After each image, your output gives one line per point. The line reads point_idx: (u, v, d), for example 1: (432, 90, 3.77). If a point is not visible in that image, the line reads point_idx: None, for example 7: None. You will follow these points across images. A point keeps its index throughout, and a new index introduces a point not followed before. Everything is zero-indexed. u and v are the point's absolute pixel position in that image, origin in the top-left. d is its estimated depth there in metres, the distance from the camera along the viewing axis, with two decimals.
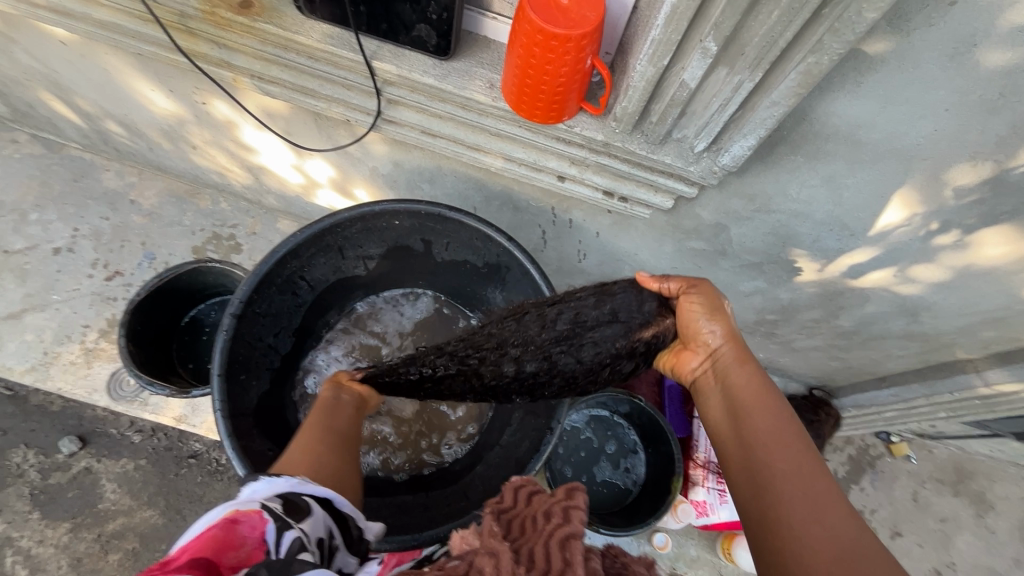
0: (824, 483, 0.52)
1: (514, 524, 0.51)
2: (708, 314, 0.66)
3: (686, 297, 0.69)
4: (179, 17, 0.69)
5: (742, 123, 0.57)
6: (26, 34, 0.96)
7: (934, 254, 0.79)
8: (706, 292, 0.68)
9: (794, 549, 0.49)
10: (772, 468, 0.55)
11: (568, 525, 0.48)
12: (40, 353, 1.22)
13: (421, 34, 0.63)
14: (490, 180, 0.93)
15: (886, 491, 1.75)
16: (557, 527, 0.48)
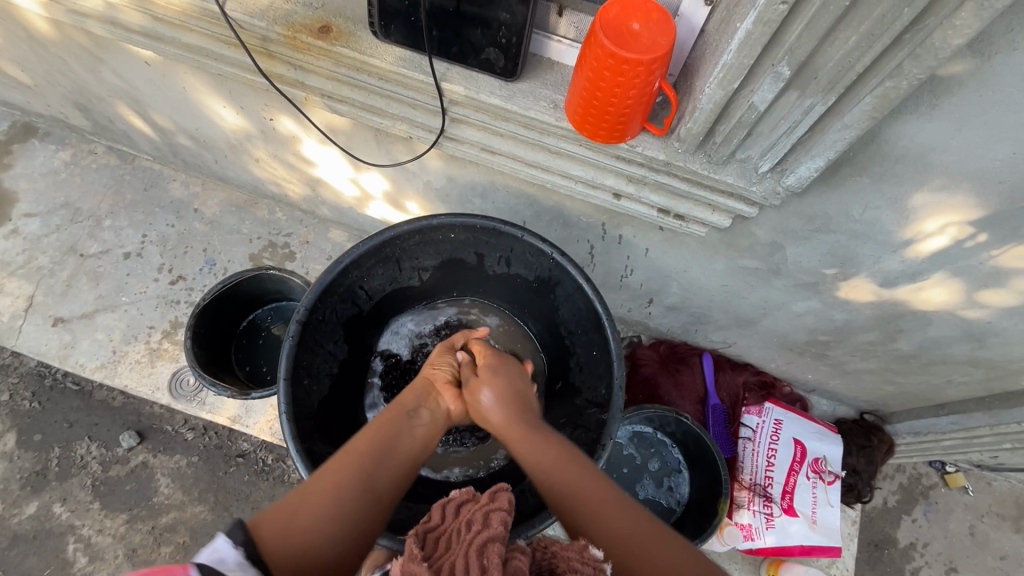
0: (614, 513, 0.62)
1: (439, 541, 0.56)
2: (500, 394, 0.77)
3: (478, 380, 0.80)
4: (261, 41, 0.72)
5: (810, 146, 0.57)
6: (112, 54, 1.02)
7: (1005, 279, 0.75)
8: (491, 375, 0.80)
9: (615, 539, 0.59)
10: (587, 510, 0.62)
11: (489, 529, 0.55)
12: (109, 352, 1.30)
13: (489, 57, 0.66)
14: (543, 196, 0.95)
15: (940, 524, 1.66)
16: (480, 535, 0.54)
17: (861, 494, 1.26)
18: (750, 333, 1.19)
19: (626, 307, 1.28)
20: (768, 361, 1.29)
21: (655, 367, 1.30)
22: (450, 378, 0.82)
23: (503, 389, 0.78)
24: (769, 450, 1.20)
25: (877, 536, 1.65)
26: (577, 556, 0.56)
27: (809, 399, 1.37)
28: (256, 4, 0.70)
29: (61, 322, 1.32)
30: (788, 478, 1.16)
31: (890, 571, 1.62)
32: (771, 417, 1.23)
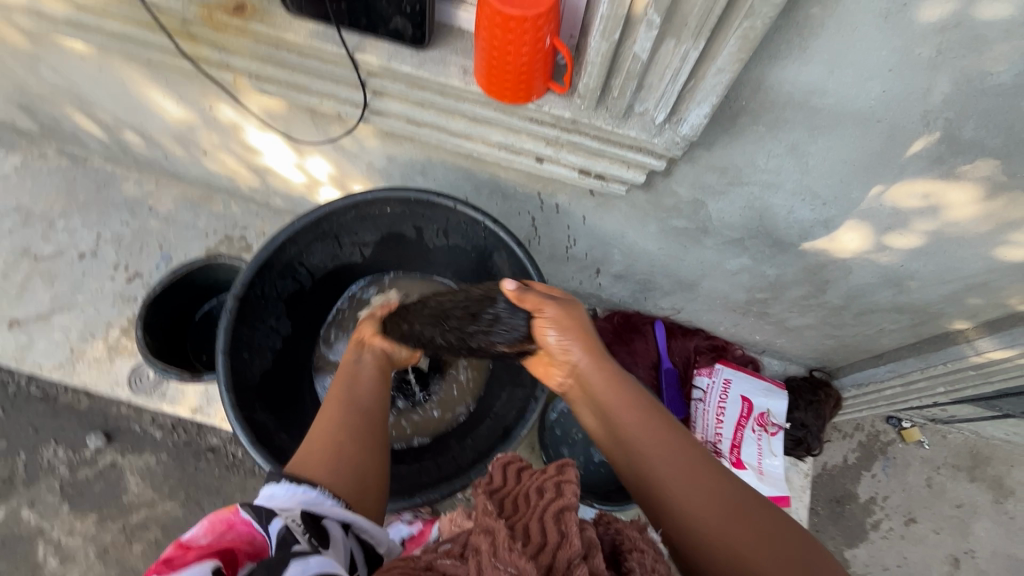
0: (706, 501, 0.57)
1: (509, 502, 0.60)
2: (575, 339, 0.69)
3: (541, 320, 0.70)
4: (181, 23, 0.74)
5: (695, 93, 0.61)
6: (48, 50, 1.03)
7: (906, 220, 0.80)
8: (565, 310, 0.72)
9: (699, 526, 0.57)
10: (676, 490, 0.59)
11: (563, 497, 0.55)
12: (67, 351, 1.30)
13: (398, 26, 0.68)
14: (478, 168, 0.98)
15: (898, 477, 1.72)
16: (556, 501, 0.55)
17: (809, 448, 1.30)
18: (694, 297, 1.23)
19: (577, 279, 1.31)
20: (717, 324, 1.33)
21: (611, 337, 1.33)
22: (375, 330, 0.86)
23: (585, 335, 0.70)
24: (718, 408, 1.24)
25: (839, 493, 1.70)
26: (639, 535, 0.57)
27: (760, 360, 1.41)
28: None
29: (17, 324, 1.32)
30: (736, 432, 1.20)
31: (852, 525, 1.67)
32: (721, 377, 1.27)
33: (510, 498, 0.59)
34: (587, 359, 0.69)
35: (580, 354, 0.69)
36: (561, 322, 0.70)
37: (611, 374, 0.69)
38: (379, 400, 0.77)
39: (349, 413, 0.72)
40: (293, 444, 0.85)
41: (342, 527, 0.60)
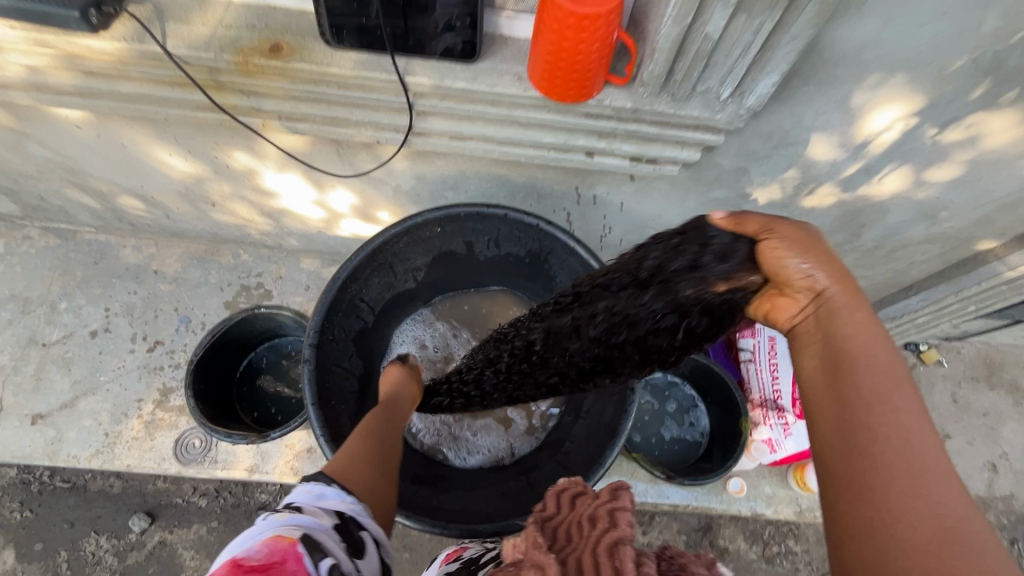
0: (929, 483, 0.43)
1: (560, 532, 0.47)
2: (818, 263, 0.55)
3: (767, 242, 0.57)
4: (211, 74, 0.70)
5: (764, 63, 0.62)
6: (38, 125, 0.97)
7: (945, 154, 0.83)
8: (798, 231, 0.57)
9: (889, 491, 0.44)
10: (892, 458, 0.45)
11: (616, 529, 0.43)
12: (101, 436, 1.23)
13: (447, 42, 0.67)
14: (514, 173, 0.98)
15: (927, 398, 1.80)
16: (608, 533, 0.43)
17: None
18: None
19: None
20: None
21: None
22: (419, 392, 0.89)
23: (835, 268, 0.55)
24: (770, 365, 1.25)
25: None
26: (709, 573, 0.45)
27: None
28: (197, 36, 0.68)
29: (40, 419, 1.24)
30: (794, 386, 1.21)
31: None
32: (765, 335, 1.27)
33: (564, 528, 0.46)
34: (842, 296, 0.54)
35: (823, 284, 0.55)
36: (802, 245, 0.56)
37: (871, 323, 0.53)
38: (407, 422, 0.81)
39: (384, 418, 0.76)
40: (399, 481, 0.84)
41: (373, 540, 0.59)
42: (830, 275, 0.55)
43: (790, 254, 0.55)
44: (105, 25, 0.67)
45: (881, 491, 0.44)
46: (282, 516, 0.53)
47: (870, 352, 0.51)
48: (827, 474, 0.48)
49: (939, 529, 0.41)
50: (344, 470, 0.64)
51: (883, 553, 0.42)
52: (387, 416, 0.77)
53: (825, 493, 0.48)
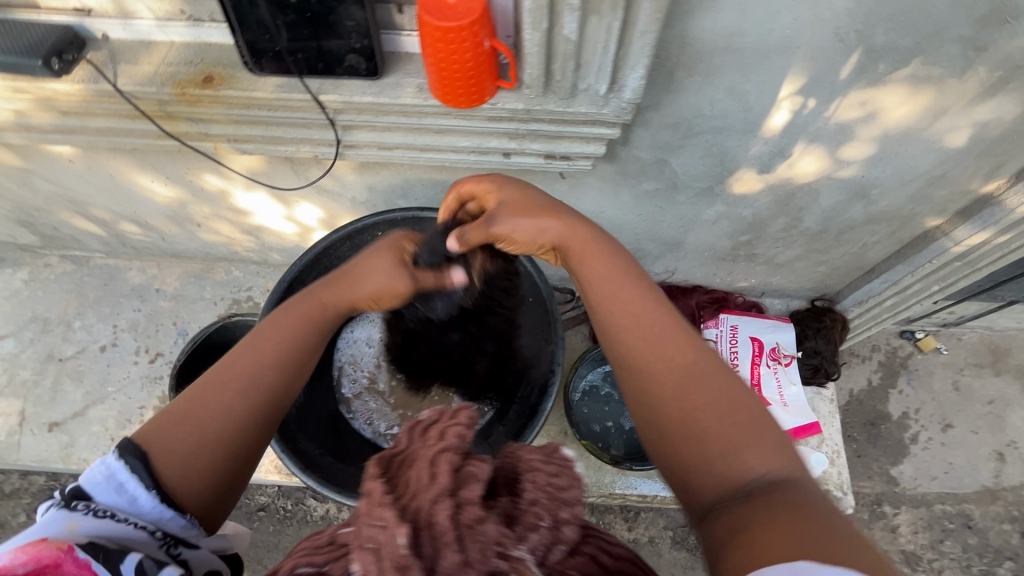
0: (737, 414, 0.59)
1: (403, 462, 0.45)
2: (591, 259, 0.69)
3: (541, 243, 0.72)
4: (159, 105, 0.81)
5: (627, 59, 0.67)
6: (39, 162, 1.11)
7: (852, 132, 0.85)
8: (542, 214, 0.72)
9: (722, 438, 0.58)
10: (709, 409, 0.59)
11: (443, 444, 0.44)
12: (108, 440, 1.36)
13: (352, 63, 0.75)
14: (453, 178, 1.05)
15: (926, 387, 1.74)
16: (438, 449, 0.44)
17: (828, 373, 1.33)
18: (683, 255, 1.28)
19: None
20: (712, 277, 1.38)
21: None
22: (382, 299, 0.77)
23: (601, 257, 0.69)
24: (731, 354, 1.28)
25: (872, 415, 1.71)
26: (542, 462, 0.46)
27: (763, 302, 1.46)
28: (143, 74, 0.79)
29: (56, 427, 1.38)
30: (752, 372, 1.25)
31: (892, 444, 1.68)
32: (727, 325, 1.32)
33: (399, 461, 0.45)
34: (631, 282, 0.68)
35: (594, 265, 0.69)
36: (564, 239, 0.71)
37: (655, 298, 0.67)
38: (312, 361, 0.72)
39: (273, 369, 0.67)
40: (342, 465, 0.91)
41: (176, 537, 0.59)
42: (566, 229, 0.71)
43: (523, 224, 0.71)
44: (67, 71, 0.79)
45: (721, 441, 0.57)
46: (71, 524, 0.54)
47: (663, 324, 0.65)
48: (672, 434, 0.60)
49: (724, 416, 0.59)
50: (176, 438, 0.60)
51: (716, 455, 0.57)
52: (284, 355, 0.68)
53: (676, 452, 0.60)
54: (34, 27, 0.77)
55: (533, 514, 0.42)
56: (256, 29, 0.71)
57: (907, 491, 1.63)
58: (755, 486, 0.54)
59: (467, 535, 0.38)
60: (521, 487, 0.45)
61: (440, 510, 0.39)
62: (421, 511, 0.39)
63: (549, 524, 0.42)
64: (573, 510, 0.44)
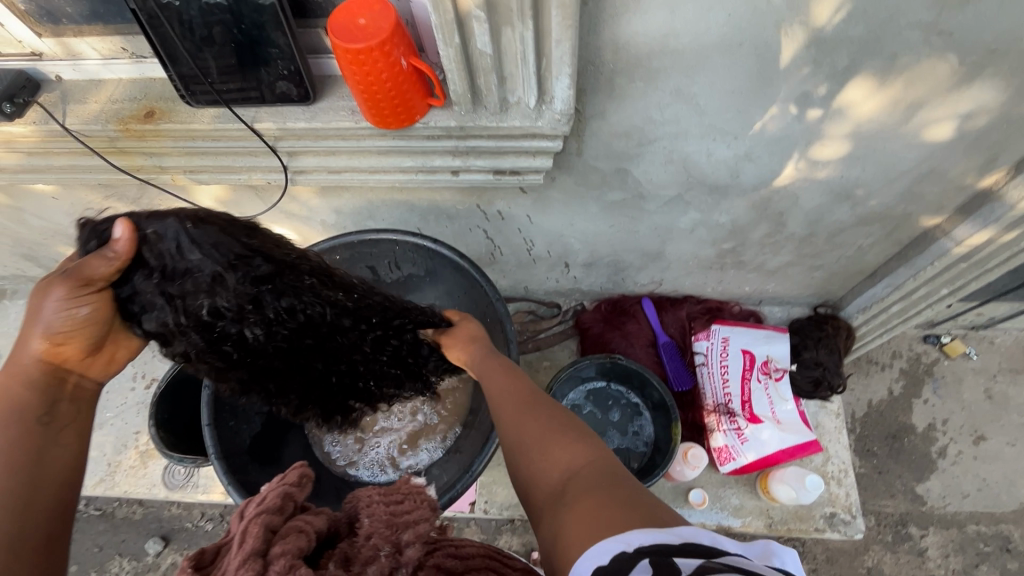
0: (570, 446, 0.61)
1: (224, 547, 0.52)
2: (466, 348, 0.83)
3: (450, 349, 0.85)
4: (109, 142, 0.82)
5: (550, 69, 0.64)
6: (26, 199, 1.15)
7: (821, 130, 0.79)
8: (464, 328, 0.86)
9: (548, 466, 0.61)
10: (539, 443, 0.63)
11: (271, 510, 0.52)
12: (105, 466, 1.39)
13: (283, 89, 0.74)
14: (415, 198, 1.03)
15: (954, 396, 1.61)
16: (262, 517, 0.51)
17: (832, 386, 1.25)
18: (667, 265, 1.23)
19: (552, 278, 1.33)
20: (702, 286, 1.32)
21: (601, 326, 1.33)
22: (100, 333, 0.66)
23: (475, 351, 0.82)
24: (722, 368, 1.21)
25: (893, 427, 1.59)
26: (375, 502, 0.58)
27: (761, 311, 1.38)
28: (90, 112, 0.80)
29: None
30: (742, 387, 1.18)
31: (917, 459, 1.55)
32: (719, 337, 1.24)
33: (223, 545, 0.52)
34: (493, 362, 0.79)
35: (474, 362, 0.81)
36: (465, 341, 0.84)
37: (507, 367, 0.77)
38: (76, 429, 0.62)
39: (19, 460, 0.56)
40: None
41: None
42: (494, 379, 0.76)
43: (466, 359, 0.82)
44: (20, 113, 0.81)
45: (547, 463, 0.61)
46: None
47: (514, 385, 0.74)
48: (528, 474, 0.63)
49: (550, 439, 0.63)
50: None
51: (543, 465, 0.61)
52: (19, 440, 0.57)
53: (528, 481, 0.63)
54: None
55: (370, 546, 0.53)
56: (185, 62, 0.71)
57: (935, 510, 1.50)
58: (572, 483, 0.56)
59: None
60: (360, 526, 0.56)
61: (245, 571, 0.45)
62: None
63: (385, 548, 0.53)
64: (410, 531, 0.55)
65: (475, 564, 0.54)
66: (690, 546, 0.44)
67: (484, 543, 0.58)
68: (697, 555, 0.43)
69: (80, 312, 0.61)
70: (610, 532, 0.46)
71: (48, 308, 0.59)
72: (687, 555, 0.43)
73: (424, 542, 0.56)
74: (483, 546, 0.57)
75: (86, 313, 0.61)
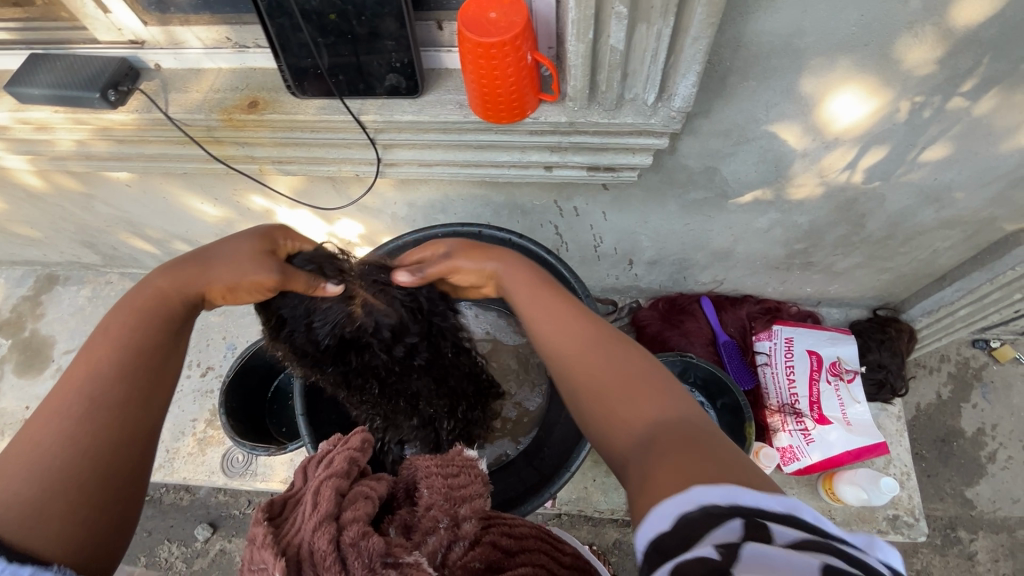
0: (641, 375, 0.54)
1: (287, 503, 0.53)
2: (475, 260, 0.72)
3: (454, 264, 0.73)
4: (207, 131, 0.83)
5: (678, 66, 0.64)
6: (100, 186, 1.16)
7: (925, 131, 0.79)
8: (500, 260, 0.71)
9: (614, 413, 0.52)
10: (598, 382, 0.55)
11: (336, 472, 0.55)
12: (163, 452, 1.41)
13: (392, 82, 0.74)
14: (493, 192, 1.03)
15: (1004, 401, 1.60)
16: (330, 478, 0.54)
17: (894, 389, 1.25)
18: (733, 264, 1.22)
19: (613, 275, 1.33)
20: (763, 286, 1.31)
21: (659, 324, 1.33)
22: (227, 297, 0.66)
23: (474, 253, 0.73)
24: (787, 368, 1.22)
25: (942, 431, 1.58)
26: (430, 464, 0.61)
27: (819, 312, 1.38)
28: (192, 101, 0.81)
29: None
30: (810, 387, 1.17)
31: (966, 463, 1.55)
32: (782, 337, 1.25)
33: (286, 499, 0.54)
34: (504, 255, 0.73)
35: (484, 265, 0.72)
36: (462, 254, 0.74)
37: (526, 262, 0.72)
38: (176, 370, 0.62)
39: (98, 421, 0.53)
40: None
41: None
42: (504, 266, 0.71)
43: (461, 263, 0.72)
44: (123, 101, 0.81)
45: (614, 411, 0.53)
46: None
47: (541, 279, 0.68)
48: (589, 424, 0.56)
49: (619, 379, 0.54)
50: (4, 520, 0.46)
51: (614, 416, 0.52)
52: (123, 362, 0.57)
53: (591, 429, 0.56)
54: (93, 60, 0.81)
55: (429, 517, 0.54)
56: (301, 55, 0.72)
57: (985, 514, 1.50)
58: (658, 433, 0.48)
59: (348, 552, 0.45)
60: (419, 495, 0.57)
61: (319, 536, 0.46)
62: (303, 543, 0.46)
63: (444, 520, 0.53)
64: (467, 506, 0.56)
65: (528, 544, 0.55)
66: (794, 519, 0.37)
67: (532, 524, 0.60)
68: (796, 529, 0.37)
69: (249, 275, 0.64)
70: (691, 482, 0.40)
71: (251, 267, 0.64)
72: (784, 525, 0.37)
73: (479, 516, 0.56)
74: (535, 527, 0.59)
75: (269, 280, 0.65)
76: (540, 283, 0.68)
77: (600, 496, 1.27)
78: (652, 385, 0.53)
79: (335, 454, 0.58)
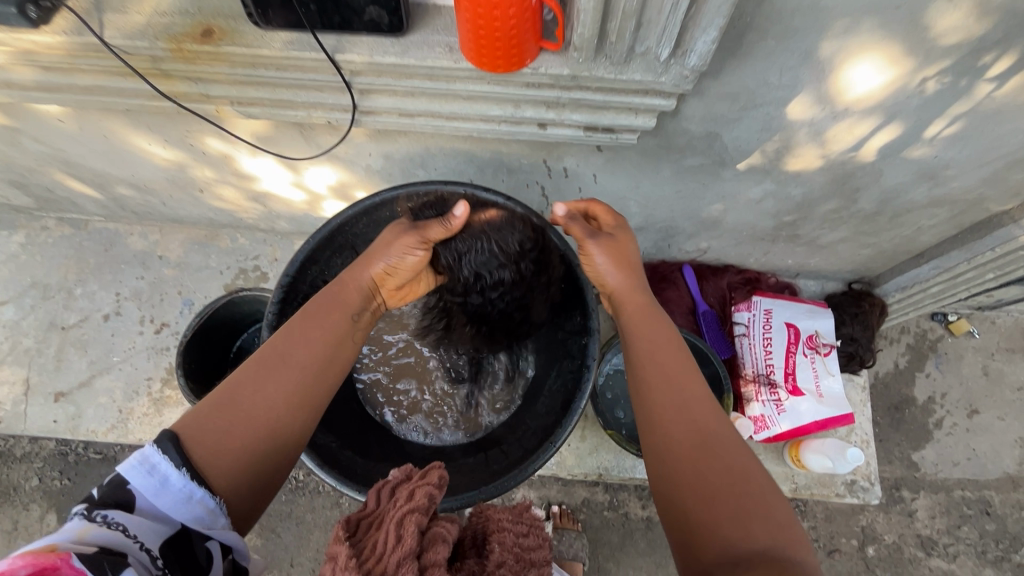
0: (752, 481, 0.60)
1: (366, 525, 0.55)
2: (613, 266, 0.79)
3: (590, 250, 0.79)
4: (152, 62, 0.72)
5: (699, 19, 0.57)
6: (28, 120, 1.02)
7: (937, 106, 0.75)
8: (623, 245, 0.81)
9: (713, 508, 0.59)
10: (706, 468, 0.62)
11: (415, 503, 0.55)
12: (116, 412, 1.32)
13: (373, 16, 0.64)
14: (479, 148, 0.95)
15: (954, 371, 1.68)
16: (413, 511, 0.54)
17: (862, 360, 1.29)
18: (719, 234, 1.20)
19: None
20: (746, 257, 1.30)
21: None
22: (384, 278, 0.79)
23: (615, 264, 0.79)
24: (764, 339, 1.22)
25: (896, 399, 1.66)
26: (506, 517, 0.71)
27: (796, 284, 1.38)
28: (133, 25, 0.69)
29: (63, 397, 1.34)
30: (787, 360, 1.19)
31: (914, 429, 1.64)
32: (761, 309, 1.24)
33: (367, 521, 0.55)
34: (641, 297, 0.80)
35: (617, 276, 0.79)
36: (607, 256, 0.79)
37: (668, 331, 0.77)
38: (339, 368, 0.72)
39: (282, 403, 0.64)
40: (358, 458, 0.87)
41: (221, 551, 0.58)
42: (637, 295, 0.79)
43: (603, 261, 0.78)
44: (46, 20, 0.69)
45: (711, 508, 0.59)
46: (84, 530, 0.50)
47: (678, 349, 0.74)
48: (675, 496, 0.62)
49: (728, 477, 0.60)
50: (219, 469, 0.58)
51: (717, 516, 0.58)
52: (318, 362, 0.69)
53: (675, 505, 0.62)
54: None
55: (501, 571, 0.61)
56: None
57: (927, 476, 1.60)
58: (756, 558, 0.53)
59: None
60: (491, 549, 0.64)
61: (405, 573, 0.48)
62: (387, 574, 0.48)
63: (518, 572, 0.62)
64: (535, 555, 0.67)
65: None
66: None
67: None
68: None
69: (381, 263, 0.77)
70: None
71: (398, 242, 0.76)
72: None
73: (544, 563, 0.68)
74: None
75: (418, 258, 0.78)
76: (676, 351, 0.74)
77: (574, 461, 1.27)
78: (752, 502, 0.58)
79: (417, 485, 0.57)
